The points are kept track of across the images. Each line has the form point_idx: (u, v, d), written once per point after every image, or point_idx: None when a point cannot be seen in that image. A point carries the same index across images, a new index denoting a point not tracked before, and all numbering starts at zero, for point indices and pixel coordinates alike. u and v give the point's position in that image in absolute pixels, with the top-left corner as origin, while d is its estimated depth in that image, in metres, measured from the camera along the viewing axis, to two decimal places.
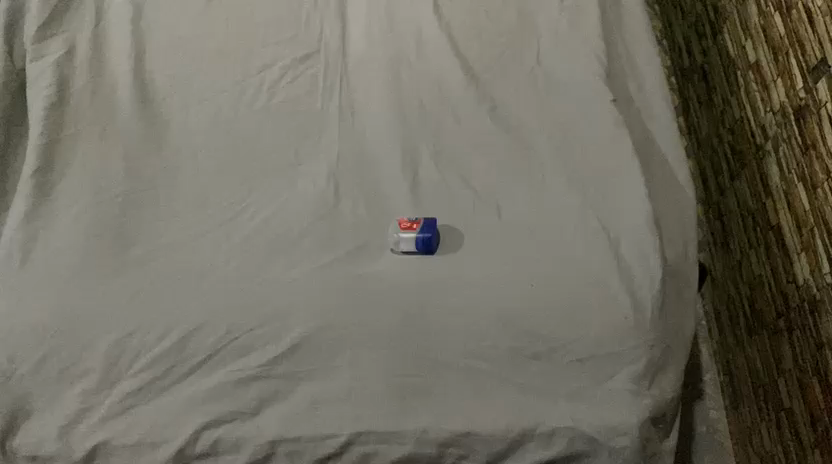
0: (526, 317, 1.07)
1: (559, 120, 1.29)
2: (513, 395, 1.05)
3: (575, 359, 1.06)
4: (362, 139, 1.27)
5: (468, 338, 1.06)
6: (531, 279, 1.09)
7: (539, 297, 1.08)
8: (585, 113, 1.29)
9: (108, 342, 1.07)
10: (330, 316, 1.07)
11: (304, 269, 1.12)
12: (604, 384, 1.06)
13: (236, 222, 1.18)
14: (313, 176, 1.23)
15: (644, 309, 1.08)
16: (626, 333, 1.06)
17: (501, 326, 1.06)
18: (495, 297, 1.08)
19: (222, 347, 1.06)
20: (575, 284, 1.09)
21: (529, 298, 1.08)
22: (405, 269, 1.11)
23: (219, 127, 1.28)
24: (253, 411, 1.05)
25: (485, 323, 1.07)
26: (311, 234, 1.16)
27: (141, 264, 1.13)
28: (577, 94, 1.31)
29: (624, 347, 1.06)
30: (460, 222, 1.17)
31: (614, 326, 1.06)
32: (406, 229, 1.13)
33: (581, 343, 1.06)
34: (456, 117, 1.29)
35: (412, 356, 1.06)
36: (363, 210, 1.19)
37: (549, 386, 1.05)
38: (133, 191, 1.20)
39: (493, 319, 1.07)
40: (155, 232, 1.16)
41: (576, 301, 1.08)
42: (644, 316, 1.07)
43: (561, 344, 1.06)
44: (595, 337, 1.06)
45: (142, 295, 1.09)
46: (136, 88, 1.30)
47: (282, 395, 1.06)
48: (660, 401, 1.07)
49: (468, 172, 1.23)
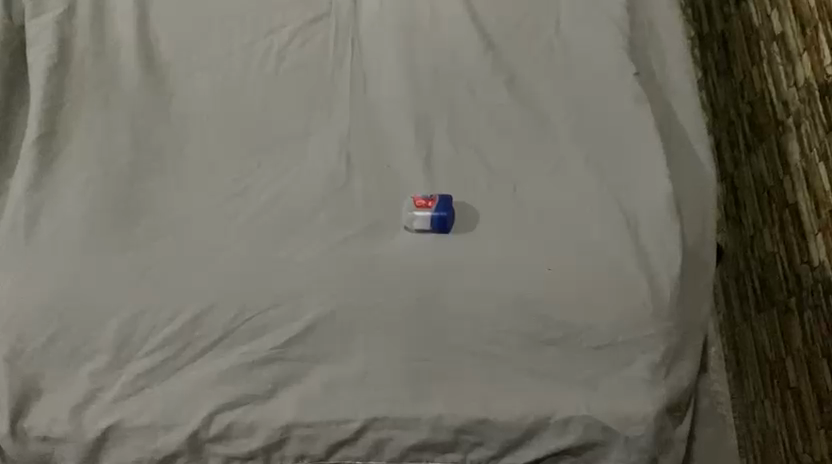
0: (542, 302, 1.05)
1: (579, 96, 1.24)
2: (528, 382, 1.04)
3: (593, 346, 1.05)
4: (376, 111, 1.24)
5: (484, 323, 1.05)
6: (548, 264, 1.08)
7: (556, 283, 1.06)
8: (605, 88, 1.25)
9: (119, 321, 1.05)
10: (343, 298, 1.06)
11: (317, 248, 1.09)
12: (621, 371, 1.05)
13: (247, 198, 1.15)
14: (324, 149, 1.20)
15: (662, 296, 1.06)
16: (643, 320, 1.05)
17: (516, 311, 1.05)
18: (510, 281, 1.06)
19: (234, 328, 1.05)
20: (592, 270, 1.07)
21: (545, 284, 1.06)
22: (419, 250, 1.09)
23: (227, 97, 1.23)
24: (267, 394, 1.04)
25: (502, 307, 1.05)
26: (324, 211, 1.13)
27: (150, 241, 1.10)
28: (597, 69, 1.26)
29: (642, 335, 1.05)
30: (477, 201, 1.15)
31: (631, 314, 1.05)
32: (421, 206, 1.12)
33: (597, 330, 1.05)
34: (472, 90, 1.25)
35: (426, 340, 1.05)
36: (376, 189, 1.16)
37: (566, 373, 1.04)
38: (140, 164, 1.17)
39: (508, 304, 1.05)
40: (164, 208, 1.13)
41: (594, 288, 1.06)
42: (662, 302, 1.06)
43: (579, 331, 1.05)
44: (613, 325, 1.05)
45: (152, 272, 1.07)
46: (141, 55, 1.25)
47: (297, 378, 1.05)
48: (677, 390, 1.06)
49: (484, 148, 1.20)
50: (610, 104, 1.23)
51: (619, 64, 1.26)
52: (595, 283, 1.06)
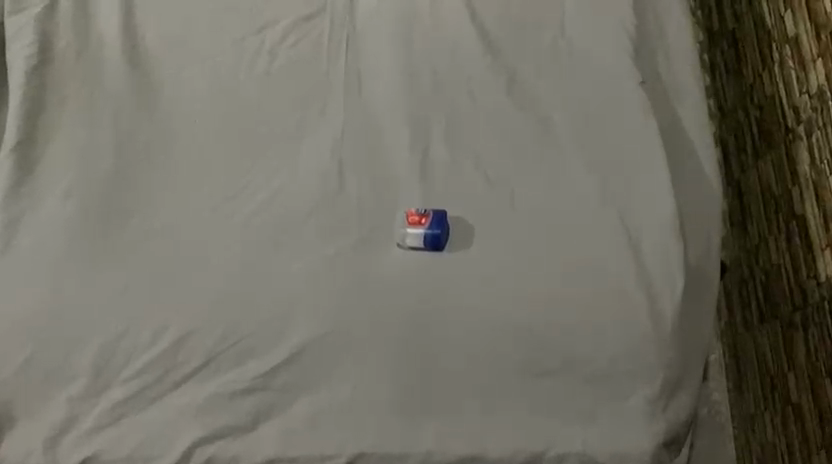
0: (539, 327, 1.01)
1: (585, 102, 1.18)
2: (522, 414, 1.00)
3: (590, 377, 1.01)
4: (371, 113, 1.17)
5: (477, 351, 1.01)
6: (546, 287, 1.03)
7: (555, 308, 1.02)
8: (611, 96, 1.19)
9: (98, 344, 1.01)
10: (334, 322, 1.02)
11: (305, 265, 1.05)
12: (618, 405, 1.00)
13: (237, 204, 1.09)
14: (318, 149, 1.14)
15: (664, 324, 1.02)
16: (645, 348, 1.01)
17: (514, 338, 1.01)
18: (507, 306, 1.02)
19: (220, 351, 1.01)
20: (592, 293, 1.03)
21: (543, 308, 1.02)
22: (413, 270, 1.04)
23: (214, 97, 1.17)
24: (248, 425, 1.00)
25: (496, 334, 1.01)
26: (315, 222, 1.08)
27: (133, 254, 1.05)
28: (604, 74, 1.20)
29: (642, 366, 1.01)
30: (473, 213, 1.09)
31: (632, 342, 1.01)
32: (414, 223, 1.06)
33: (598, 360, 1.01)
34: (472, 93, 1.19)
35: (417, 368, 1.01)
36: (369, 196, 1.10)
37: (561, 406, 1.00)
38: (123, 174, 1.11)
39: (505, 331, 1.01)
40: (147, 220, 1.08)
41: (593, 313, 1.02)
42: (664, 330, 1.01)
43: (576, 360, 1.01)
44: (612, 355, 1.01)
45: (133, 290, 1.03)
46: (126, 54, 1.20)
47: (279, 409, 1.00)
48: (674, 423, 1.00)
49: (484, 157, 1.14)
50: (616, 112, 1.17)
51: (626, 70, 1.20)
52: (595, 309, 1.02)
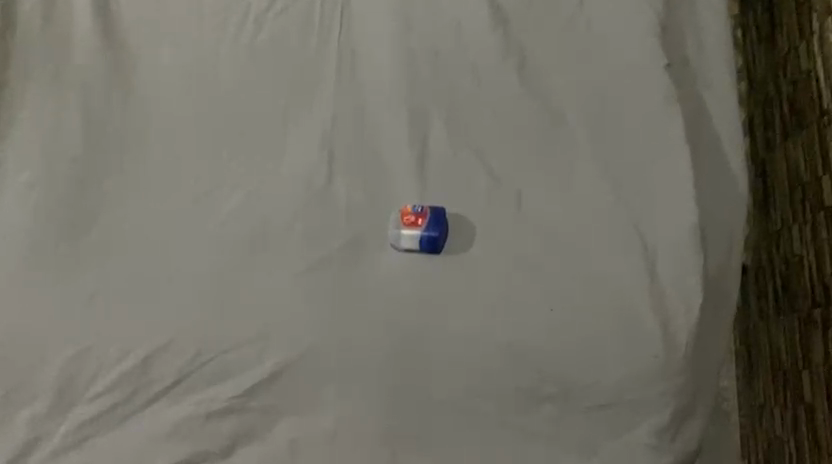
0: (540, 349, 0.94)
1: (601, 92, 1.08)
2: (519, 444, 0.93)
3: (594, 405, 0.93)
4: (365, 99, 1.09)
5: (472, 374, 0.94)
6: (550, 303, 0.96)
7: (554, 328, 0.95)
8: (631, 86, 1.08)
9: (64, 358, 0.95)
10: (316, 337, 0.95)
11: (292, 272, 0.99)
12: (622, 436, 0.93)
13: (217, 197, 1.04)
14: (304, 142, 1.07)
15: (676, 348, 0.94)
16: (653, 373, 0.93)
17: (509, 359, 0.94)
18: (506, 323, 0.96)
19: (193, 370, 0.95)
20: (599, 311, 0.96)
21: (544, 327, 0.95)
22: (405, 281, 0.98)
23: (197, 78, 1.09)
24: (225, 450, 0.94)
25: (491, 356, 0.94)
26: (300, 224, 1.02)
27: (95, 260, 1.00)
28: (625, 60, 1.09)
29: (650, 395, 0.93)
30: (472, 213, 1.03)
31: (639, 368, 0.93)
32: (410, 224, 0.99)
33: (599, 386, 0.93)
34: (478, 79, 1.10)
35: (407, 390, 0.94)
36: (360, 193, 1.04)
37: (561, 436, 0.94)
38: (92, 170, 1.05)
39: (500, 352, 0.94)
40: (118, 221, 1.02)
41: (598, 334, 0.95)
42: (676, 355, 0.94)
43: (578, 388, 0.93)
44: (617, 383, 0.93)
45: (100, 297, 0.98)
46: (99, 31, 1.10)
47: (258, 433, 0.95)
48: (683, 455, 0.94)
49: (486, 150, 1.07)
50: (636, 105, 1.07)
51: (647, 55, 1.09)
52: (601, 330, 0.95)
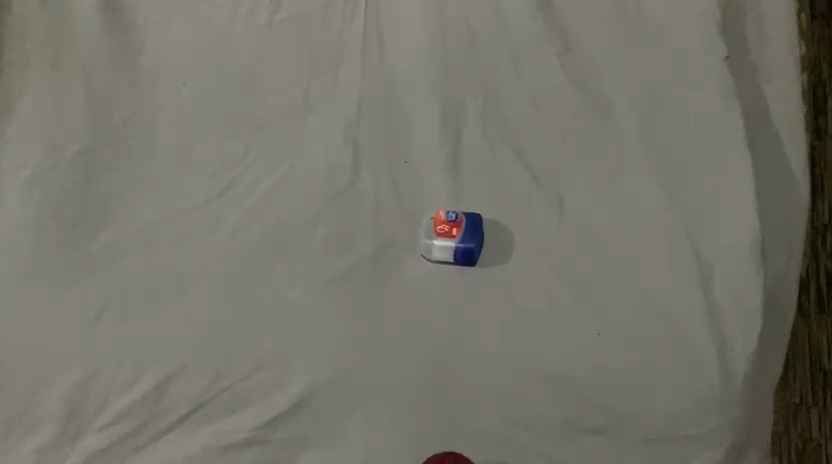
0: (585, 376, 0.87)
1: (652, 85, 0.99)
2: None
3: (643, 439, 0.87)
4: (392, 86, 1.01)
5: (511, 401, 0.87)
6: (597, 329, 0.88)
7: (599, 352, 0.88)
8: (688, 78, 0.98)
9: (71, 382, 0.88)
10: (343, 358, 0.88)
11: (314, 284, 0.91)
12: None
13: (232, 197, 0.96)
14: (326, 135, 0.99)
15: (734, 378, 0.86)
16: (709, 404, 0.86)
17: (551, 388, 0.87)
18: (549, 346, 0.88)
19: (208, 399, 0.88)
20: (650, 336, 0.88)
21: (589, 353, 0.88)
22: (438, 293, 0.91)
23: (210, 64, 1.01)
24: None
25: (531, 384, 0.87)
26: (323, 227, 0.94)
27: (101, 271, 0.92)
28: (681, 46, 0.99)
29: (704, 428, 0.86)
30: (508, 217, 0.95)
31: (694, 399, 0.86)
32: (443, 234, 0.91)
33: (651, 417, 0.86)
34: (518, 68, 1.01)
35: (441, 418, 0.87)
36: (388, 193, 0.96)
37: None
38: (96, 166, 0.97)
39: (539, 380, 0.87)
40: (125, 226, 0.94)
41: (649, 361, 0.87)
42: (734, 386, 0.86)
43: (625, 422, 0.87)
44: (668, 415, 0.86)
45: (110, 313, 0.90)
46: (102, 18, 1.02)
47: None
48: None
49: (525, 146, 0.98)
50: (691, 101, 0.98)
51: (707, 39, 0.99)
52: (653, 356, 0.87)
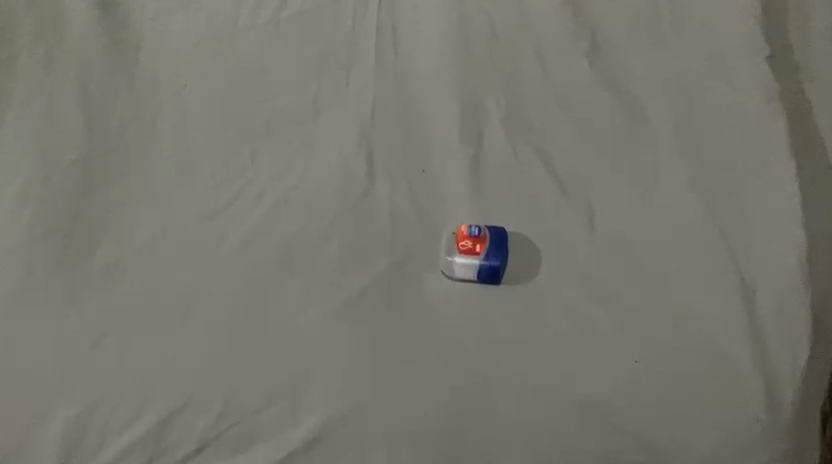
0: (623, 409, 0.79)
1: (684, 89, 0.94)
2: None
3: None
4: (408, 86, 0.96)
5: (546, 435, 0.79)
6: (635, 355, 0.81)
7: (639, 383, 0.80)
8: (725, 76, 0.94)
9: (66, 418, 0.79)
10: (362, 388, 0.80)
11: (327, 305, 0.84)
12: None
13: (237, 209, 0.89)
14: (338, 139, 0.93)
15: (783, 405, 0.80)
16: (760, 439, 0.79)
17: (588, 422, 0.79)
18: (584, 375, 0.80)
19: (215, 437, 0.79)
20: (693, 364, 0.81)
21: (627, 383, 0.80)
22: (461, 316, 0.84)
23: (214, 65, 0.96)
24: None
25: (567, 416, 0.80)
26: (336, 242, 0.87)
27: (98, 293, 0.84)
28: (711, 42, 0.95)
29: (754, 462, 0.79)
30: (535, 230, 0.88)
31: (741, 431, 0.79)
32: (467, 251, 0.85)
33: (697, 452, 0.79)
34: (544, 66, 0.96)
35: (471, 455, 0.79)
36: (406, 203, 0.90)
37: None
38: (92, 176, 0.90)
39: (576, 414, 0.80)
40: (123, 242, 0.86)
41: (693, 393, 0.80)
42: (782, 415, 0.80)
43: (670, 457, 0.79)
44: (716, 450, 0.79)
45: (109, 340, 0.81)
46: (98, 16, 0.98)
47: None
48: None
49: (551, 152, 0.92)
50: (726, 105, 0.93)
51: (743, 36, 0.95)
52: (697, 387, 0.80)
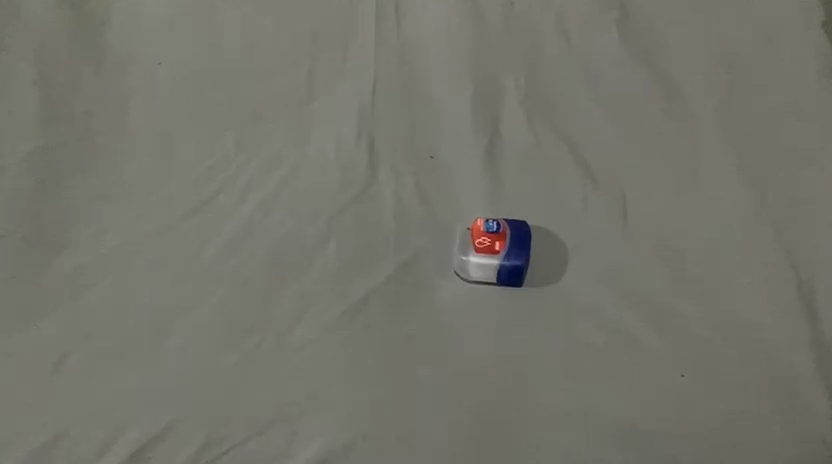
0: (675, 430, 0.67)
1: (720, 69, 0.86)
2: None
3: None
4: (415, 66, 0.87)
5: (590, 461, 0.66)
6: (680, 369, 0.70)
7: (688, 402, 0.69)
8: (765, 54, 0.86)
9: (19, 455, 0.66)
10: (369, 409, 0.68)
11: (327, 314, 0.73)
12: None
13: (222, 205, 0.78)
14: (335, 124, 0.83)
15: None
16: None
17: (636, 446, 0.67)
18: (623, 391, 0.69)
19: None
20: (750, 379, 0.70)
21: (674, 400, 0.69)
22: (478, 325, 0.73)
23: (198, 49, 0.88)
24: None
25: (611, 439, 0.67)
26: (335, 242, 0.77)
27: (62, 304, 0.73)
28: (742, 18, 0.89)
29: None
30: (561, 223, 0.78)
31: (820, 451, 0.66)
32: (484, 249, 0.74)
33: None
34: (567, 42, 0.88)
35: None
36: (414, 196, 0.80)
37: None
38: (53, 169, 0.80)
39: (620, 439, 0.67)
40: (90, 246, 0.76)
41: (755, 411, 0.68)
42: None
43: None
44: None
45: (74, 358, 0.70)
46: (65, 3, 0.90)
47: None
48: None
49: (576, 137, 0.83)
50: (767, 84, 0.85)
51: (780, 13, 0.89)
52: (759, 403, 0.69)
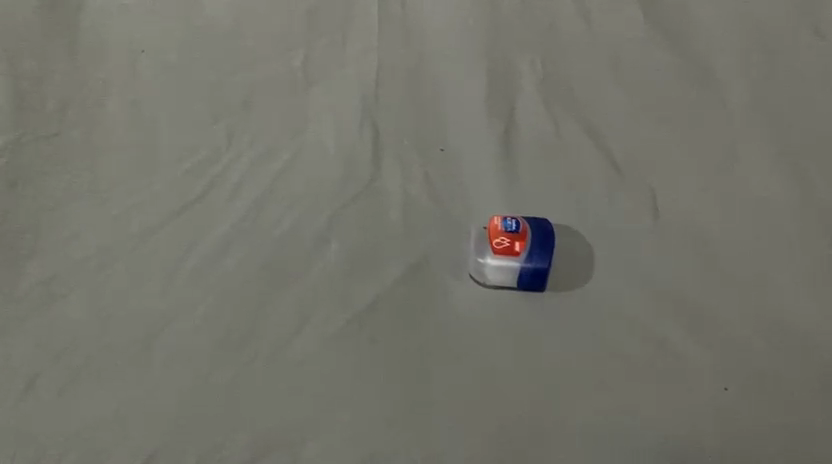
0: (719, 451, 0.61)
1: (752, 50, 0.79)
2: None
3: None
4: (422, 48, 0.79)
5: None
6: (722, 381, 0.64)
7: (733, 418, 0.62)
8: (801, 34, 0.80)
9: None
10: (379, 431, 0.61)
11: (329, 324, 0.66)
12: None
13: (211, 203, 0.71)
14: (335, 113, 0.76)
15: None
16: None
17: None
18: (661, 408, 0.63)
19: None
20: (799, 391, 0.63)
21: (717, 417, 0.62)
22: (498, 334, 0.66)
23: (184, 33, 0.81)
24: None
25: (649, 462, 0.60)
26: (337, 242, 0.70)
27: (34, 317, 0.65)
28: None
29: None
30: (585, 219, 0.71)
31: None
32: (503, 250, 0.67)
33: None
34: (586, 20, 0.81)
35: None
36: (424, 191, 0.72)
37: None
38: (24, 166, 0.72)
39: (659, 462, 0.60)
40: (63, 253, 0.68)
41: (809, 427, 0.62)
42: None
43: None
44: None
45: (47, 378, 0.63)
46: None
47: None
48: None
49: (599, 123, 0.76)
50: (805, 67, 0.78)
51: None
52: (810, 418, 0.62)
